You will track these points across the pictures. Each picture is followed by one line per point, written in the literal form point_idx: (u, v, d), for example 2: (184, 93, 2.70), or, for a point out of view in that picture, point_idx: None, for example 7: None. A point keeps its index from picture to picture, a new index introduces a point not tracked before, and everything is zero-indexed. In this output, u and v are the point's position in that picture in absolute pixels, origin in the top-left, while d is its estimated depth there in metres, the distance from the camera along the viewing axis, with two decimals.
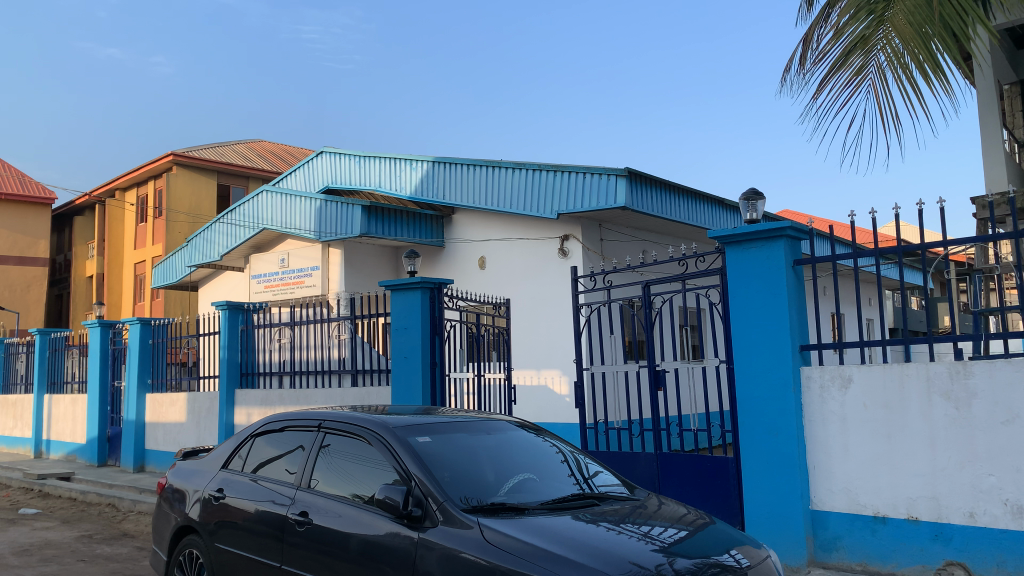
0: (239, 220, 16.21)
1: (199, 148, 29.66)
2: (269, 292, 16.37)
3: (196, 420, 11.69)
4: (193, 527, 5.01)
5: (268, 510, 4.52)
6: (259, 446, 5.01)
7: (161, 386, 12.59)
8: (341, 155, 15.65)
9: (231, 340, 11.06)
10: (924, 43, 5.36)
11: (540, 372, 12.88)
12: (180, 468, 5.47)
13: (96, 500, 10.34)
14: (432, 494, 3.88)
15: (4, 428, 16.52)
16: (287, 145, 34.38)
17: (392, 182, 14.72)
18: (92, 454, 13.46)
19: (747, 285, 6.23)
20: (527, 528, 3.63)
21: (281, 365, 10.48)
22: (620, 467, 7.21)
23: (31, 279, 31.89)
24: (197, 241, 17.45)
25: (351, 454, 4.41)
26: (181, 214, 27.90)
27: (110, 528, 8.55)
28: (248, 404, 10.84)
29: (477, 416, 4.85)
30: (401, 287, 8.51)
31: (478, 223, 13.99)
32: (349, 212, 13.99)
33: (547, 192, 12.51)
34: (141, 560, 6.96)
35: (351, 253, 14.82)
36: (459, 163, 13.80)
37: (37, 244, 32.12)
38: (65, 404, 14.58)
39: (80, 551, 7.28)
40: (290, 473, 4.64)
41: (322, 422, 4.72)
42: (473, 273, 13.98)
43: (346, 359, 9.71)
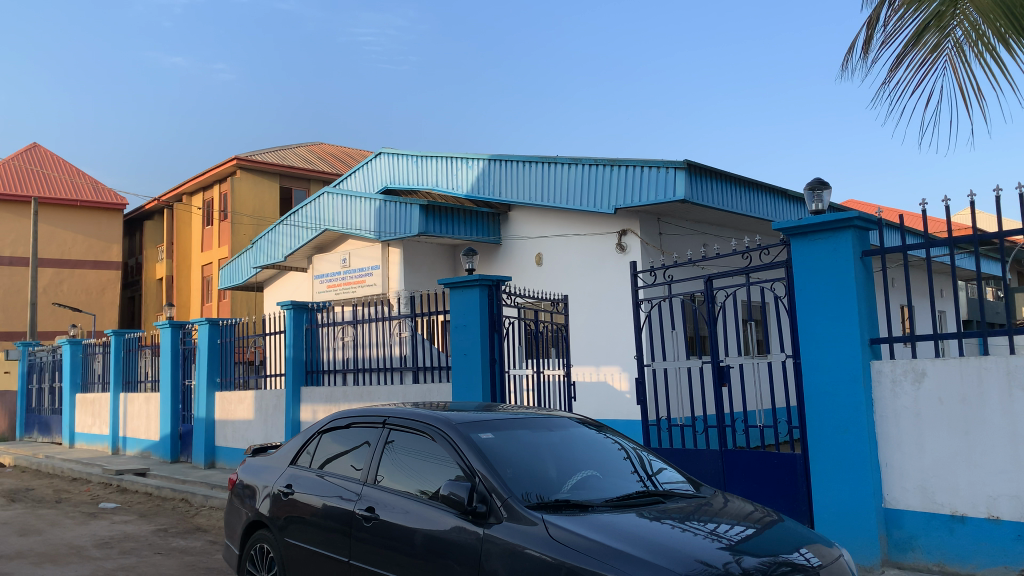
0: (301, 222, 16.54)
1: (262, 151, 30.36)
2: (331, 291, 16.68)
3: (263, 417, 11.98)
4: (263, 522, 5.13)
5: (335, 506, 4.60)
6: (325, 443, 5.10)
7: (230, 384, 12.94)
8: (399, 155, 15.81)
9: (296, 339, 11.29)
10: (1006, 13, 5.08)
11: (599, 369, 12.81)
12: (250, 464, 5.61)
13: (170, 495, 10.70)
14: (496, 491, 3.90)
15: (84, 425, 17.20)
16: (346, 147, 34.95)
17: (449, 180, 14.81)
18: (166, 451, 13.92)
19: (814, 278, 6.08)
20: (592, 525, 3.62)
21: (344, 363, 10.66)
22: (684, 464, 7.13)
23: (105, 281, 33.16)
24: (262, 242, 17.87)
25: (415, 450, 4.46)
26: (246, 217, 28.62)
27: (184, 522, 8.83)
28: (313, 401, 11.05)
29: (538, 413, 4.85)
30: (459, 285, 8.54)
31: (536, 220, 13.98)
32: (407, 211, 14.14)
33: (604, 187, 12.42)
34: (214, 553, 7.16)
35: (410, 252, 14.99)
36: (516, 160, 13.81)
37: (110, 248, 33.35)
38: (139, 402, 15.11)
39: (156, 544, 7.54)
40: (356, 469, 4.71)
41: (387, 419, 4.78)
42: (531, 270, 13.99)
43: (407, 357, 9.83)
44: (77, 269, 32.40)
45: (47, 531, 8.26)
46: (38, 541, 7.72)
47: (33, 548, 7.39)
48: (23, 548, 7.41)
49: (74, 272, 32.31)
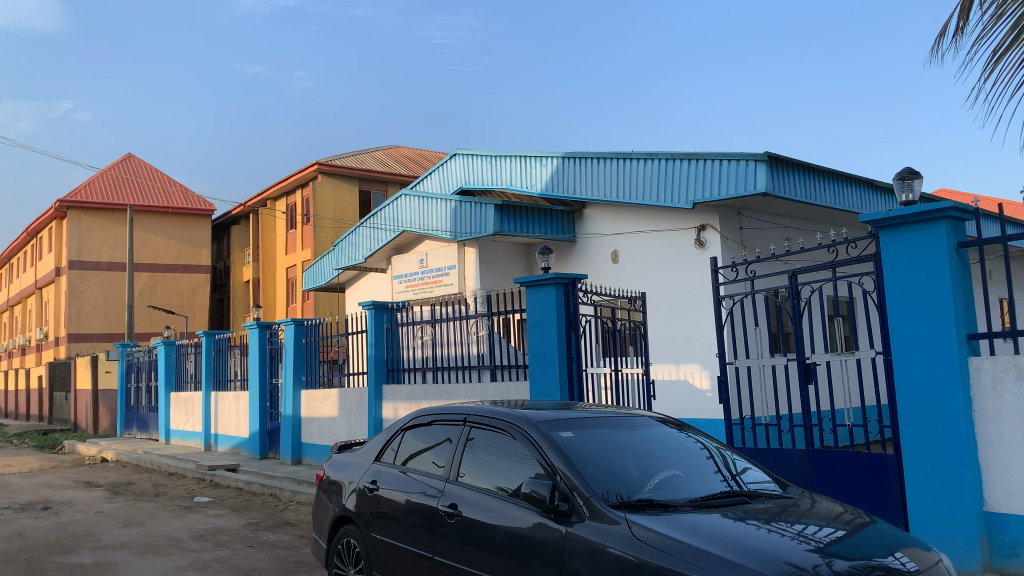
0: (380, 223, 16.87)
1: (341, 155, 31.09)
2: (410, 291, 16.95)
3: (347, 415, 12.27)
4: (349, 517, 5.25)
5: (419, 502, 4.68)
6: (408, 440, 5.20)
7: (315, 382, 13.31)
8: (473, 155, 15.93)
9: (376, 338, 11.53)
10: None
11: (679, 367, 12.64)
12: (336, 460, 5.76)
13: (260, 490, 11.08)
14: (577, 489, 3.89)
15: (178, 422, 17.98)
16: (422, 149, 35.47)
17: (523, 179, 14.84)
18: (255, 447, 14.43)
19: (906, 271, 5.84)
20: (676, 525, 3.57)
21: (424, 361, 10.83)
22: (770, 464, 6.97)
23: (196, 284, 34.55)
24: (343, 244, 18.32)
25: (495, 448, 4.50)
26: (327, 220, 29.38)
27: (274, 516, 9.14)
28: (394, 399, 11.26)
29: (618, 412, 4.82)
30: (535, 283, 8.51)
31: (611, 217, 13.88)
32: (483, 211, 14.25)
33: (681, 182, 12.24)
34: (302, 547, 7.38)
35: (486, 251, 15.10)
36: (591, 157, 13.74)
37: (200, 253, 34.73)
38: (229, 400, 15.68)
39: (248, 537, 7.82)
40: (438, 466, 4.78)
41: (467, 417, 4.84)
42: (607, 267, 13.91)
43: (484, 355, 9.92)
44: (169, 273, 33.89)
45: (147, 523, 8.67)
46: (140, 532, 8.13)
47: (135, 538, 7.78)
48: (126, 538, 7.80)
49: (166, 276, 33.80)
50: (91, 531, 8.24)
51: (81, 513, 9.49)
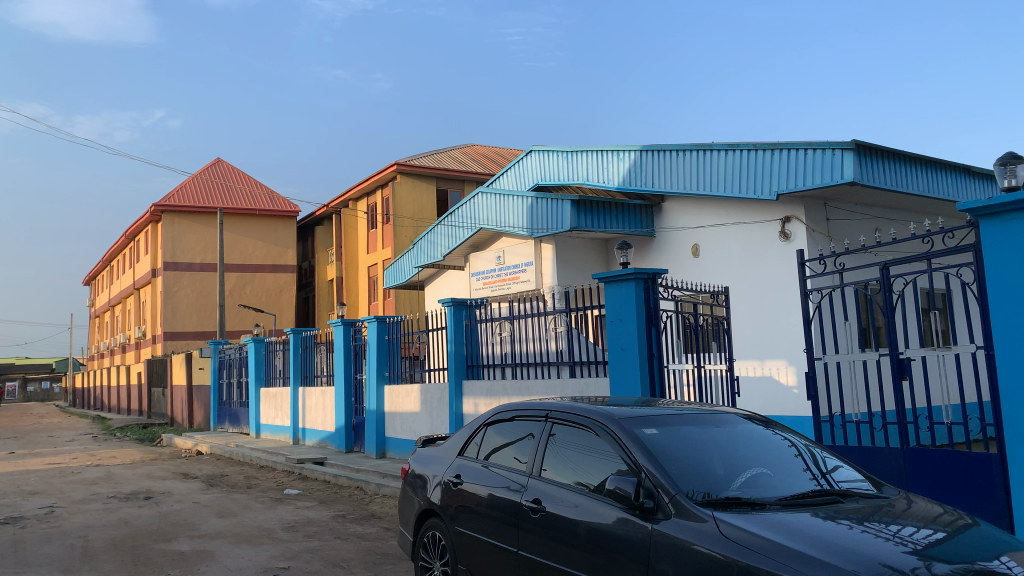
0: (457, 221, 17.05)
1: (418, 155, 31.55)
2: (488, 288, 17.08)
3: (428, 410, 12.45)
4: (434, 510, 5.33)
5: (502, 496, 4.71)
6: (490, 436, 5.25)
7: (398, 378, 13.55)
8: (549, 151, 15.91)
9: (456, 335, 11.66)
10: None
11: (764, 363, 12.34)
12: (421, 455, 5.86)
13: (347, 483, 11.38)
14: (663, 486, 3.84)
15: (268, 417, 18.61)
16: (498, 147, 35.67)
17: (600, 174, 14.74)
18: (341, 441, 14.82)
19: (1009, 262, 5.55)
20: (765, 524, 3.49)
21: (503, 357, 10.92)
22: (864, 462, 6.74)
23: (283, 283, 35.63)
24: (422, 242, 18.59)
25: (578, 444, 4.49)
26: (406, 219, 29.89)
27: (360, 509, 9.36)
28: (475, 395, 11.37)
29: (703, 408, 4.75)
30: (614, 279, 8.41)
31: (691, 210, 13.66)
32: (560, 207, 14.27)
33: (764, 173, 11.94)
34: (388, 539, 7.54)
35: (563, 247, 15.08)
36: (670, 150, 13.54)
37: (285, 253, 35.84)
38: (316, 396, 16.13)
39: (336, 529, 8.05)
40: (520, 461, 4.81)
41: (549, 412, 4.85)
42: (688, 262, 13.70)
43: (563, 352, 9.90)
44: (257, 273, 35.08)
45: (241, 514, 9.01)
46: (235, 522, 8.46)
47: (230, 528, 8.09)
48: (222, 528, 8.13)
49: (254, 276, 35.01)
50: (190, 520, 8.63)
51: (180, 503, 9.94)
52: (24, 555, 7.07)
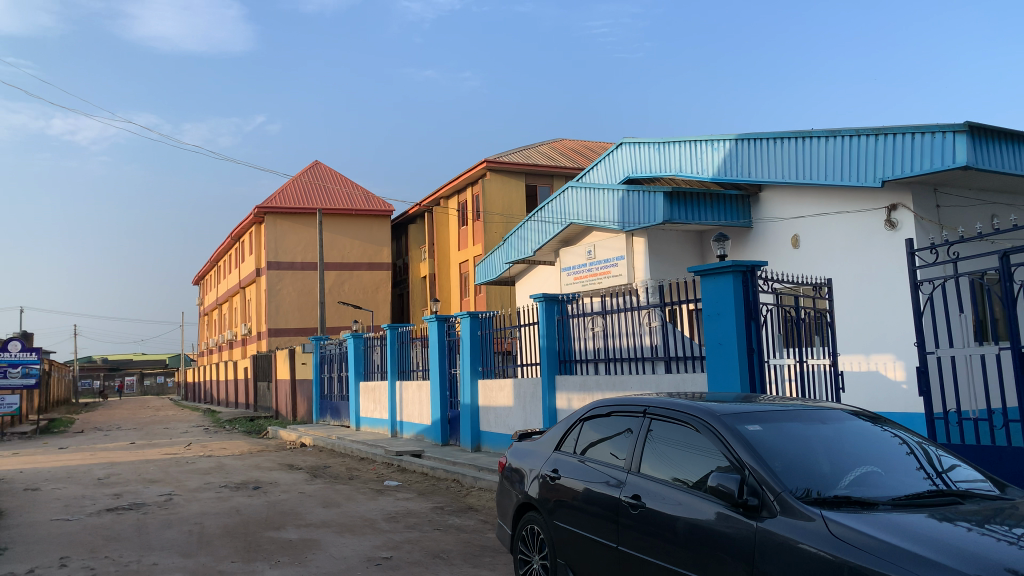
0: (548, 217, 17.07)
1: (508, 151, 31.73)
2: (579, 283, 17.04)
3: (522, 405, 12.51)
4: (532, 504, 5.37)
5: (601, 491, 4.70)
6: (587, 431, 5.24)
7: (491, 372, 13.66)
8: (641, 143, 15.70)
9: (548, 330, 11.68)
10: None
11: (870, 357, 11.88)
12: (517, 448, 5.92)
13: (444, 475, 11.58)
14: (768, 484, 3.74)
15: (366, 410, 19.15)
16: (587, 142, 35.50)
17: (694, 165, 14.46)
18: (437, 435, 15.09)
19: None
20: (877, 524, 3.36)
21: (596, 352, 10.87)
22: (983, 462, 6.39)
23: (378, 281, 36.51)
24: (513, 238, 18.70)
25: (677, 440, 4.43)
26: (496, 216, 30.12)
27: (458, 501, 9.51)
28: (568, 389, 11.34)
29: (807, 404, 4.60)
30: (711, 272, 8.24)
31: (790, 200, 13.25)
32: (652, 200, 14.09)
33: (868, 159, 11.46)
34: (486, 531, 7.65)
35: (655, 240, 14.88)
36: (766, 138, 13.16)
37: (380, 251, 36.73)
38: (413, 390, 16.48)
39: (436, 521, 8.21)
40: (618, 456, 4.78)
41: (647, 408, 4.80)
42: (788, 253, 13.29)
43: (658, 346, 9.78)
44: (354, 270, 36.09)
45: (345, 504, 9.31)
46: (339, 512, 8.74)
47: (335, 518, 8.37)
48: (327, 517, 8.43)
49: (351, 274, 36.03)
50: (297, 509, 8.98)
51: (287, 493, 10.35)
52: (147, 539, 7.53)
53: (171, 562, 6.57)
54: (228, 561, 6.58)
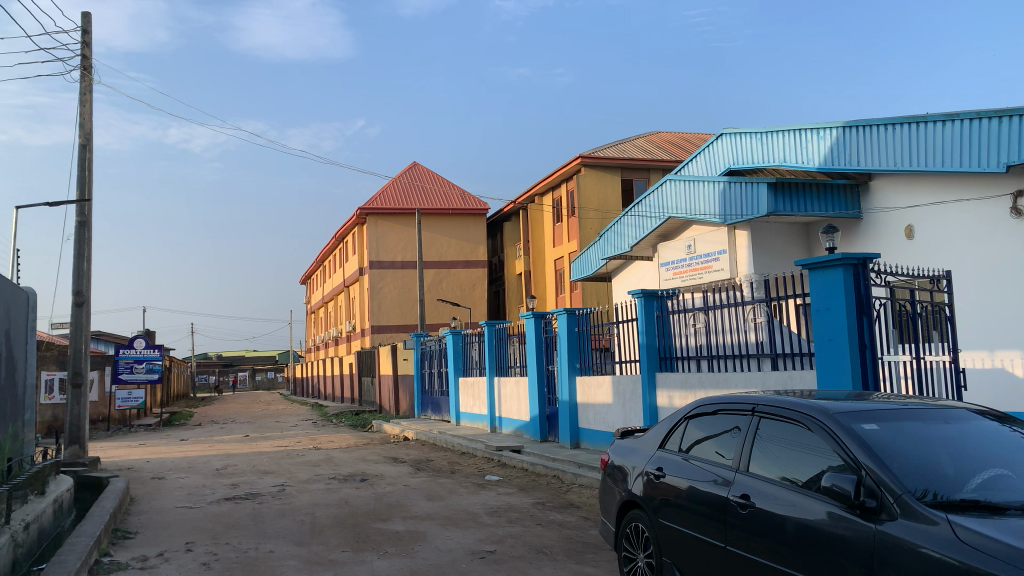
0: (646, 211, 16.85)
1: (603, 146, 31.51)
2: (678, 278, 16.75)
3: (621, 402, 12.39)
4: (637, 502, 5.32)
5: (707, 490, 4.61)
6: (692, 429, 5.16)
7: (589, 369, 13.61)
8: (742, 134, 15.24)
9: (648, 326, 11.53)
10: None
11: (995, 354, 11.20)
12: (620, 446, 5.88)
13: (544, 471, 11.62)
14: (887, 485, 3.58)
15: (466, 406, 19.40)
16: (683, 134, 34.86)
17: (798, 155, 13.97)
18: (536, 431, 15.16)
19: None
20: (1009, 530, 3.16)
21: (698, 349, 10.66)
22: None
23: (475, 278, 36.95)
24: (609, 234, 18.57)
25: (787, 439, 4.31)
26: (592, 211, 29.91)
27: (558, 497, 9.53)
28: (669, 386, 11.16)
29: (928, 403, 4.37)
30: (821, 265, 7.92)
31: (904, 188, 12.60)
32: (755, 190, 13.81)
33: (990, 142, 10.80)
34: (588, 528, 7.62)
35: (759, 233, 14.49)
36: (876, 124, 12.58)
37: (477, 249, 37.18)
38: (511, 385, 16.61)
39: (537, 516, 8.25)
40: (726, 455, 4.68)
41: (756, 407, 4.67)
42: (901, 245, 12.68)
43: (764, 343, 9.49)
44: (452, 268, 36.67)
45: (448, 498, 9.49)
46: (442, 505, 8.91)
47: (439, 511, 8.54)
48: (431, 510, 8.60)
49: (449, 272, 36.62)
50: (402, 502, 9.21)
51: (392, 485, 10.64)
52: (263, 527, 7.89)
53: (286, 550, 6.87)
54: (339, 551, 6.81)
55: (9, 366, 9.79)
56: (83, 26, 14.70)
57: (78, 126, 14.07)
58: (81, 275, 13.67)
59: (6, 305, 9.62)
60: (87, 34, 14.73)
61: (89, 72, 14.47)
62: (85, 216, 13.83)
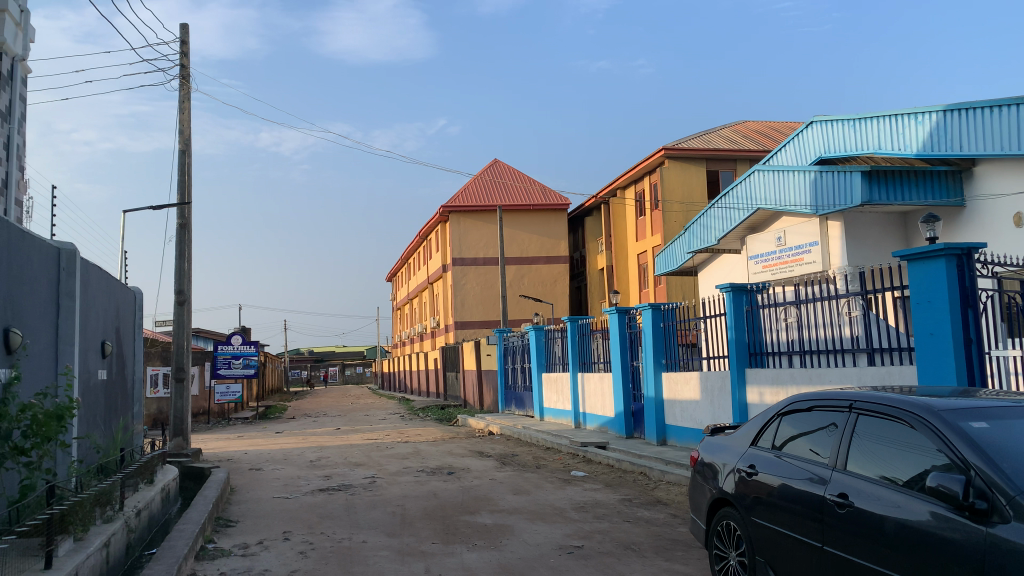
0: (733, 203, 16.49)
1: (687, 137, 30.97)
2: (768, 271, 16.32)
3: (710, 398, 12.15)
4: (728, 500, 5.22)
5: (803, 488, 4.48)
6: (786, 426, 5.04)
7: (675, 365, 13.41)
8: (832, 120, 14.61)
9: (737, 321, 11.30)
10: None
11: None
12: (711, 443, 5.78)
13: (630, 468, 11.53)
14: (999, 485, 3.39)
15: (550, 401, 19.42)
16: (771, 123, 33.92)
17: (895, 141, 13.37)
18: (622, 427, 15.06)
19: None
20: None
21: (790, 344, 10.38)
22: None
23: (557, 274, 36.91)
24: (695, 227, 18.25)
25: (887, 436, 4.15)
26: (676, 204, 29.47)
27: (646, 494, 9.43)
28: (759, 383, 10.88)
29: None
30: (920, 256, 7.60)
31: (1012, 173, 11.98)
32: (849, 179, 13.36)
33: None
34: (677, 525, 7.53)
35: (854, 224, 13.99)
36: (982, 107, 12.05)
37: (559, 244, 37.13)
38: (595, 381, 16.53)
39: (625, 513, 8.20)
40: (822, 453, 4.55)
41: (853, 403, 4.52)
42: (1009, 233, 12.02)
43: (860, 337, 9.14)
44: (534, 264, 36.76)
45: (534, 492, 9.54)
46: (529, 500, 8.96)
47: (526, 506, 8.58)
48: (518, 505, 8.66)
49: (531, 268, 36.72)
50: (489, 496, 9.30)
51: (479, 479, 10.76)
52: (356, 518, 8.11)
53: (378, 541, 7.04)
54: (429, 542, 6.94)
55: (120, 361, 10.38)
56: (181, 37, 15.41)
57: (177, 133, 14.75)
58: (183, 275, 14.33)
59: (117, 304, 10.18)
60: (185, 44, 15.43)
61: (187, 81, 15.15)
62: (185, 219, 14.50)
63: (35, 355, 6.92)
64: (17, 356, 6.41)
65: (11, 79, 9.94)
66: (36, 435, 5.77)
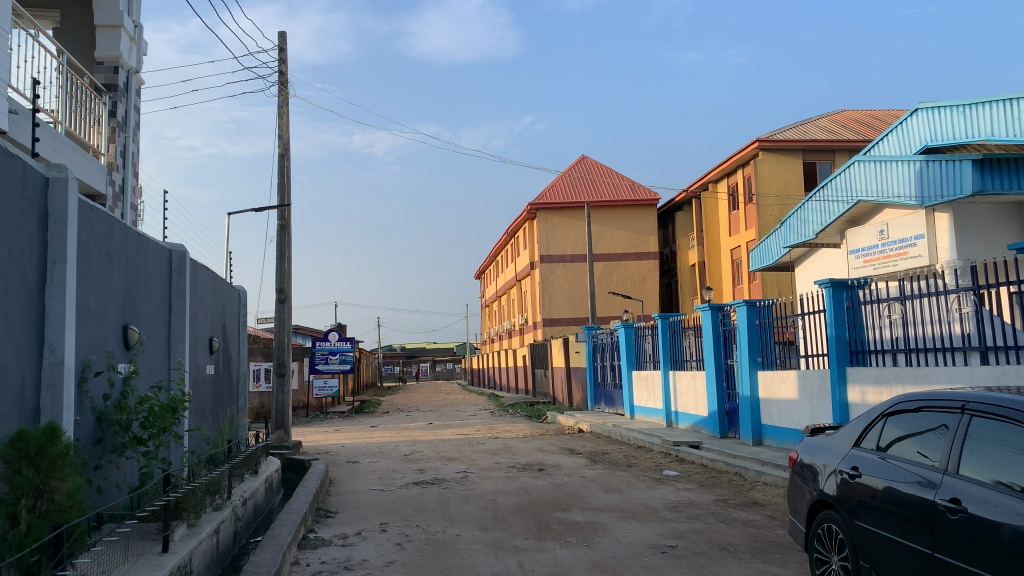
0: (832, 195, 15.94)
1: (783, 129, 30.12)
2: (870, 266, 15.68)
3: (808, 397, 11.78)
4: (829, 502, 5.06)
5: (910, 492, 4.30)
6: (891, 427, 4.84)
7: (772, 363, 13.06)
8: (939, 108, 13.92)
9: (837, 318, 10.90)
10: None
11: None
12: (809, 443, 5.62)
13: (725, 468, 11.31)
14: None
15: (641, 399, 19.20)
16: (873, 112, 32.60)
17: (1010, 128, 12.79)
18: (715, 427, 14.78)
19: None
20: None
21: (894, 341, 9.95)
22: None
23: (646, 270, 36.47)
24: (791, 221, 17.73)
25: (1004, 440, 3.92)
26: (771, 197, 28.58)
27: (741, 495, 9.24)
28: (861, 382, 10.46)
29: None
30: None
31: None
32: (957, 168, 12.73)
33: None
34: (774, 527, 7.33)
35: (963, 215, 13.29)
36: None
37: (648, 240, 36.65)
38: (687, 379, 16.26)
39: (720, 513, 8.05)
40: (930, 456, 4.36)
41: (966, 404, 4.30)
42: None
43: (971, 335, 8.68)
44: (623, 261, 36.41)
45: (626, 491, 9.47)
46: (622, 498, 8.91)
47: (619, 504, 8.54)
48: (610, 502, 8.64)
49: (620, 264, 36.40)
50: (580, 493, 9.29)
51: (569, 476, 10.77)
52: (450, 512, 8.26)
53: (471, 535, 7.14)
54: (522, 538, 7.00)
55: (226, 357, 10.90)
56: (280, 45, 16.02)
57: (277, 138, 15.33)
58: (283, 274, 14.88)
59: (223, 302, 10.70)
60: (283, 52, 16.02)
61: (286, 87, 15.73)
62: (286, 220, 15.05)
63: (151, 349, 7.34)
64: (135, 351, 6.82)
65: (128, 90, 10.58)
66: (153, 426, 6.14)
